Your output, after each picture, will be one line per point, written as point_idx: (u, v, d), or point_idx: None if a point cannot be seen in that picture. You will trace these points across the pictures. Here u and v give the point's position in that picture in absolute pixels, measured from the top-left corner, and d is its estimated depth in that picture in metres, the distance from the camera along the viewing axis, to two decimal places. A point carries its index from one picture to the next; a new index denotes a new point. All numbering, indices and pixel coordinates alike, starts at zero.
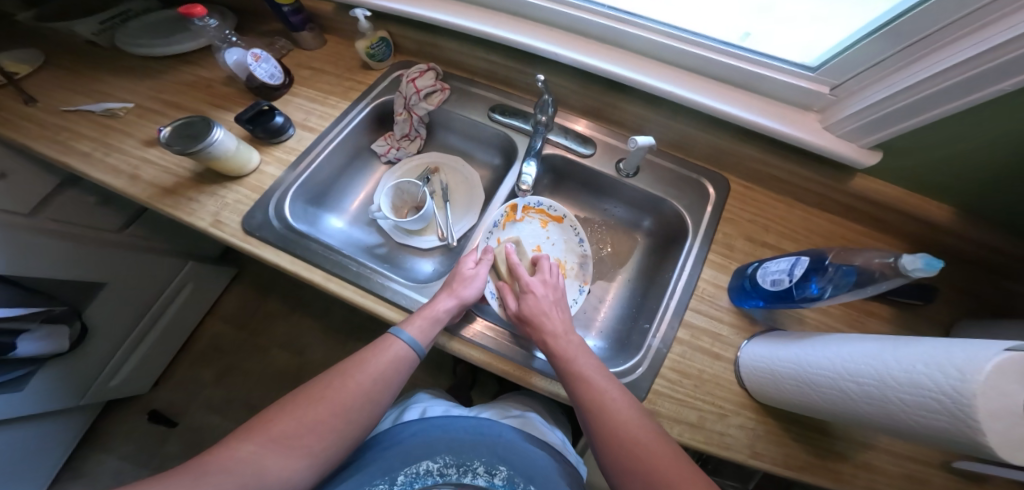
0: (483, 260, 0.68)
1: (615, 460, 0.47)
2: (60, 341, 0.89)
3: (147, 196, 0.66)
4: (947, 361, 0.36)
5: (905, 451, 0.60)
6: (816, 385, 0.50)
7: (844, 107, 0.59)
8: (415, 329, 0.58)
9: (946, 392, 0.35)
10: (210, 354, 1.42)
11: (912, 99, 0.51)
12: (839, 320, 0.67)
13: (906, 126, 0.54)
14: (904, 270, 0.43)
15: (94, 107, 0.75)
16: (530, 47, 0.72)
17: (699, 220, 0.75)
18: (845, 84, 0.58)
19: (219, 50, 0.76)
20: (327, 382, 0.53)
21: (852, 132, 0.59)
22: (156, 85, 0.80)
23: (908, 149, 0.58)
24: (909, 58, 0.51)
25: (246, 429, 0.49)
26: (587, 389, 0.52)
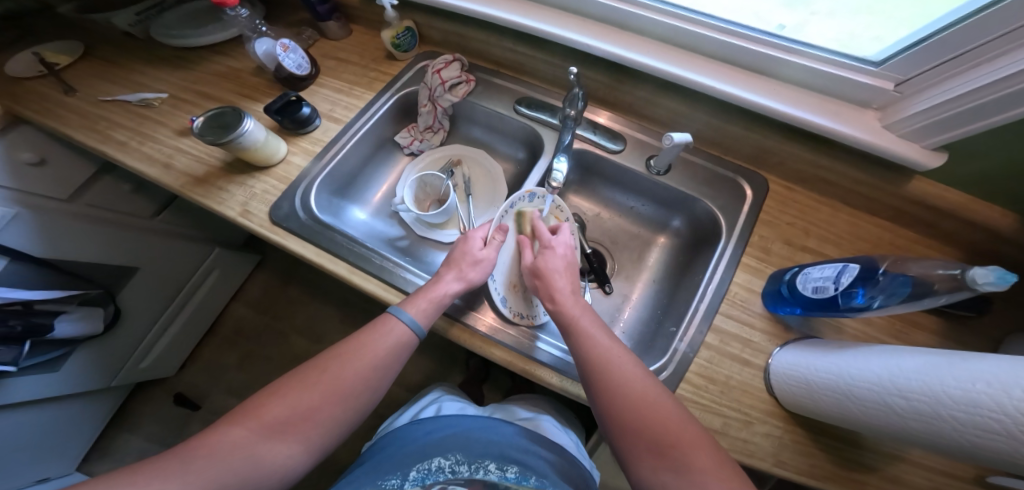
0: (493, 242, 0.66)
1: (631, 440, 0.45)
2: (95, 323, 0.93)
3: (178, 184, 0.67)
4: (1015, 383, 0.33)
5: (945, 469, 0.57)
6: (858, 399, 0.47)
7: (909, 105, 0.55)
8: (418, 312, 0.57)
9: (1012, 415, 0.32)
10: (233, 339, 1.46)
11: (985, 100, 0.47)
12: (880, 331, 0.63)
13: (978, 127, 0.49)
14: (973, 283, 0.40)
15: (130, 97, 0.76)
16: (560, 38, 0.69)
17: (733, 221, 0.72)
18: (911, 80, 0.54)
19: (249, 41, 0.76)
20: (323, 366, 0.53)
21: (917, 131, 0.55)
22: (187, 74, 0.81)
23: (977, 149, 0.53)
24: (985, 55, 0.46)
25: (237, 417, 0.48)
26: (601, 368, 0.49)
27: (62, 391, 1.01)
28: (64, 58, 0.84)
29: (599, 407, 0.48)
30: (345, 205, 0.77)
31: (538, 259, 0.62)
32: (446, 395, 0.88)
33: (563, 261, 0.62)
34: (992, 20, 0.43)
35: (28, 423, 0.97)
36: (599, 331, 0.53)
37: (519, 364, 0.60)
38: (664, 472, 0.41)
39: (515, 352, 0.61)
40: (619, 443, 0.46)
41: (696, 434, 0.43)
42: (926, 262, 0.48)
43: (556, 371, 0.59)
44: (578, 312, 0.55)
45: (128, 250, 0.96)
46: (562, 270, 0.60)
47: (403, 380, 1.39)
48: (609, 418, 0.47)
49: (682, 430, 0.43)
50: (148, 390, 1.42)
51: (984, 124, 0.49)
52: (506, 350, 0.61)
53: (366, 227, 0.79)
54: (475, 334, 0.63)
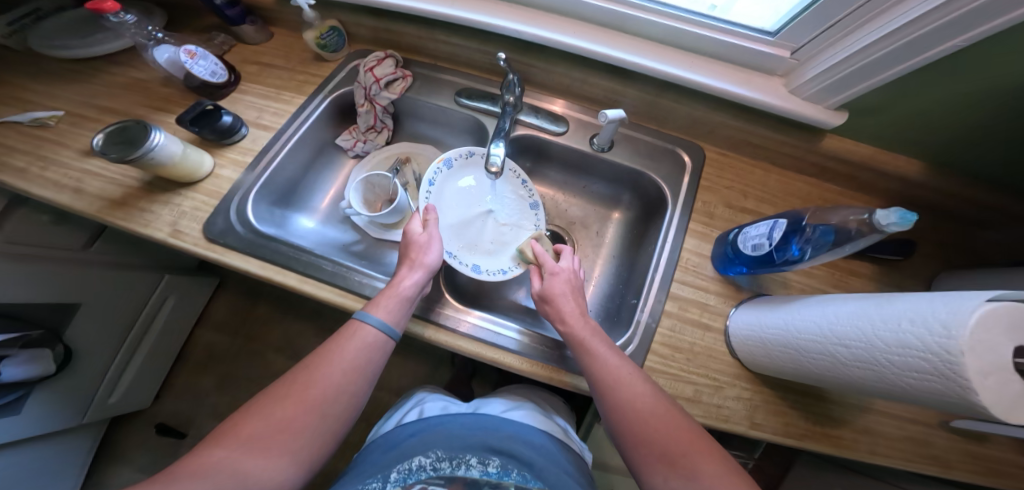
0: (429, 220, 0.65)
1: (639, 450, 0.47)
2: (46, 365, 0.88)
3: (95, 210, 0.63)
4: (932, 316, 0.35)
5: (904, 413, 0.61)
6: (805, 351, 0.49)
7: (807, 70, 0.58)
8: (381, 311, 0.56)
9: (937, 353, 0.34)
10: (202, 367, 1.41)
11: (869, 60, 0.50)
12: (823, 281, 0.66)
13: (866, 86, 0.53)
14: (879, 226, 0.42)
15: (21, 118, 0.71)
16: (485, 24, 0.69)
17: (677, 189, 0.73)
18: (804, 47, 0.57)
19: (145, 49, 0.72)
20: (293, 379, 0.51)
21: (815, 94, 0.58)
22: (87, 90, 0.77)
23: (871, 108, 0.57)
24: (864, 18, 0.50)
25: (209, 441, 0.46)
26: (606, 373, 0.51)
27: (28, 436, 0.95)
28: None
29: (611, 420, 0.50)
30: (286, 210, 0.75)
31: (546, 283, 0.61)
32: (430, 394, 0.87)
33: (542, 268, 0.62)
34: None
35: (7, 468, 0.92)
36: (614, 357, 0.53)
37: (547, 377, 0.60)
38: (673, 480, 0.43)
39: (529, 358, 0.61)
40: (629, 451, 0.48)
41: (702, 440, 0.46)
42: (845, 211, 0.49)
43: (567, 370, 0.61)
44: (595, 337, 0.55)
45: (67, 286, 0.91)
46: (569, 292, 0.60)
47: (388, 387, 1.37)
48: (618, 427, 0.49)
49: (690, 439, 0.45)
50: (119, 430, 1.35)
51: (871, 83, 0.52)
52: (479, 342, 0.62)
53: (314, 232, 0.78)
54: (456, 335, 0.63)
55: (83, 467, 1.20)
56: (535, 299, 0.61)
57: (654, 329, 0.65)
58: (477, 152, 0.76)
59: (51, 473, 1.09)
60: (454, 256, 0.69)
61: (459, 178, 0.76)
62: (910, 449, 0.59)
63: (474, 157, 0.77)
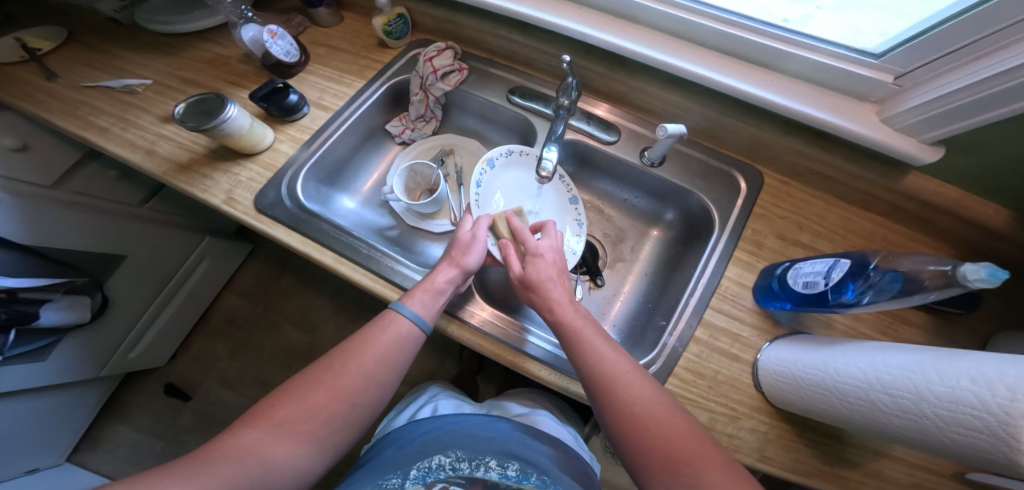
0: (479, 222, 0.65)
1: (635, 444, 0.44)
2: (82, 311, 0.92)
3: (162, 172, 0.66)
4: (996, 378, 0.33)
5: (919, 460, 0.57)
6: (842, 394, 0.47)
7: (908, 98, 0.54)
8: (417, 304, 0.57)
9: (995, 414, 0.32)
10: (225, 328, 1.46)
11: (989, 92, 0.46)
12: (870, 327, 0.63)
13: (978, 121, 0.49)
14: (963, 279, 0.39)
15: (114, 83, 0.75)
16: (555, 26, 0.68)
17: (727, 214, 0.71)
18: (912, 73, 0.53)
19: (235, 27, 0.75)
20: (327, 364, 0.52)
21: (914, 125, 0.55)
22: (176, 62, 0.80)
23: (976, 143, 0.53)
24: (988, 47, 0.46)
25: (242, 422, 0.46)
26: (593, 364, 0.50)
27: (49, 382, 1.01)
28: (45, 43, 0.82)
29: (602, 411, 0.48)
30: (332, 189, 0.76)
31: (530, 267, 0.60)
32: (444, 392, 0.88)
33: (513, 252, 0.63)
34: (997, 10, 0.42)
35: (22, 411, 0.98)
36: (603, 350, 0.51)
37: (506, 357, 0.61)
38: (676, 488, 0.40)
39: (490, 339, 0.62)
40: (624, 446, 0.45)
41: (708, 447, 0.42)
42: (918, 258, 0.48)
43: (552, 368, 0.60)
44: (577, 326, 0.54)
45: (114, 239, 0.95)
46: (555, 277, 0.59)
47: None
48: (609, 419, 0.47)
49: (689, 435, 0.43)
50: (143, 378, 1.42)
51: (984, 118, 0.48)
52: (490, 339, 0.62)
53: (353, 213, 0.79)
54: (468, 327, 0.63)
55: (83, 420, 1.27)
56: (518, 284, 0.61)
57: (678, 352, 0.64)
58: (527, 150, 0.77)
59: (56, 423, 1.15)
60: (509, 258, 0.69)
61: (502, 175, 0.75)
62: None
63: (522, 155, 0.77)
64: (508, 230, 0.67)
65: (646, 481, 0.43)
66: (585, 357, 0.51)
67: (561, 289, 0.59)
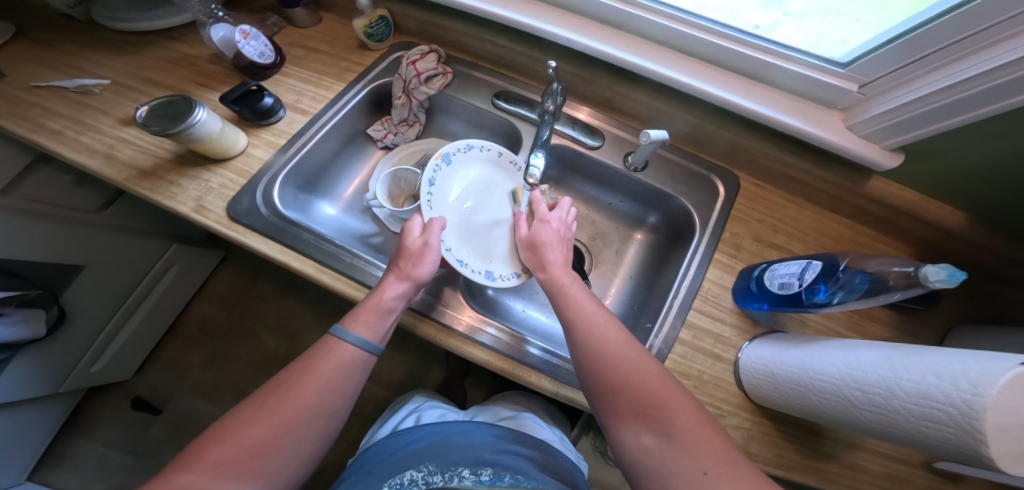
0: (431, 227, 0.61)
1: (603, 387, 0.45)
2: (37, 326, 0.85)
3: (123, 178, 0.61)
4: (958, 374, 0.35)
5: (890, 451, 0.61)
6: (819, 392, 0.49)
7: (871, 106, 0.57)
8: (362, 327, 0.55)
9: (960, 407, 0.34)
10: (194, 339, 1.39)
11: (946, 100, 0.49)
12: (841, 324, 0.66)
13: (935, 128, 0.52)
14: (925, 280, 0.42)
15: (67, 83, 0.69)
16: (541, 31, 0.68)
17: (707, 219, 0.73)
18: (874, 82, 0.56)
19: (204, 26, 0.72)
20: (264, 399, 0.49)
21: (877, 132, 0.58)
22: (136, 61, 0.75)
23: (933, 151, 0.56)
24: (944, 59, 0.49)
25: (179, 466, 0.43)
26: (572, 310, 0.52)
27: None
28: None
29: (576, 358, 0.49)
30: (310, 196, 0.73)
31: (533, 231, 0.63)
32: (426, 402, 0.85)
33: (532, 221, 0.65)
34: (956, 23, 0.45)
35: None
36: (583, 307, 0.52)
37: (511, 372, 0.60)
38: (645, 432, 0.40)
39: (496, 352, 0.61)
40: (594, 393, 0.46)
41: (678, 392, 0.42)
42: (884, 261, 0.50)
43: (548, 376, 0.60)
44: (567, 284, 0.55)
45: (68, 246, 0.88)
46: (555, 243, 0.61)
47: (381, 378, 1.36)
48: (583, 367, 0.48)
49: (659, 379, 0.43)
50: (102, 395, 1.33)
51: (942, 125, 0.51)
52: (484, 349, 0.61)
53: (331, 219, 0.76)
54: (452, 334, 0.62)
55: (41, 441, 1.17)
56: (519, 243, 0.64)
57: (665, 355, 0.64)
58: (488, 147, 0.74)
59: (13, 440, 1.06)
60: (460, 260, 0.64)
61: (460, 172, 0.72)
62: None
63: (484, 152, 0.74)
64: (528, 202, 0.69)
65: (614, 426, 0.43)
66: (569, 314, 0.52)
67: (557, 253, 0.61)
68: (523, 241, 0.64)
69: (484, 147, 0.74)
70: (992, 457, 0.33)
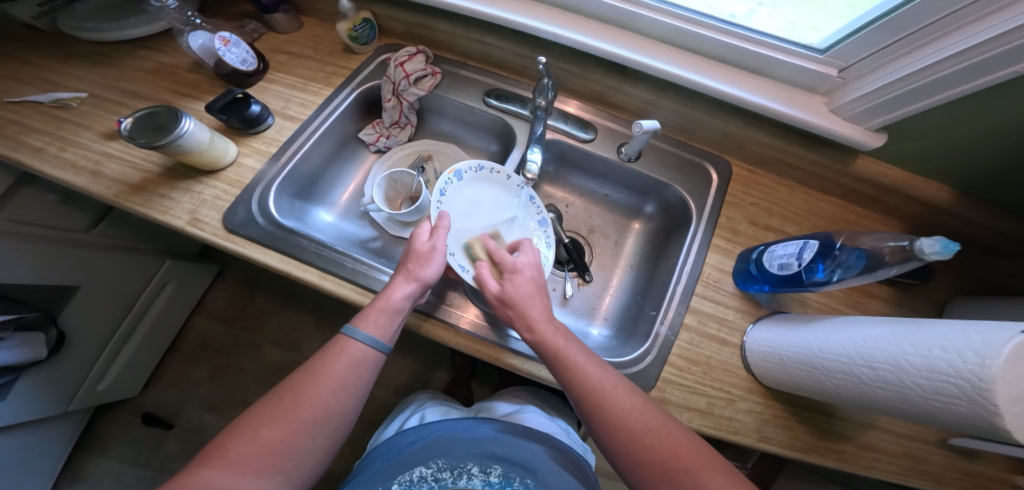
0: (439, 230, 0.61)
1: (637, 467, 0.44)
2: (39, 349, 0.86)
3: (112, 193, 0.61)
4: (965, 346, 0.35)
5: (907, 431, 0.61)
6: (828, 371, 0.49)
7: (852, 89, 0.57)
8: (371, 326, 0.54)
9: (969, 381, 0.34)
10: (199, 353, 1.39)
11: (925, 81, 0.49)
12: (841, 302, 0.66)
13: (916, 108, 0.52)
14: (921, 253, 0.41)
15: (43, 97, 0.69)
16: (525, 27, 0.68)
17: (703, 204, 0.73)
18: (853, 66, 0.56)
19: (182, 34, 0.71)
20: (281, 397, 0.49)
21: (860, 114, 0.57)
22: (112, 73, 0.75)
23: (916, 130, 0.57)
24: (919, 40, 0.49)
25: (202, 461, 0.44)
26: (584, 383, 0.49)
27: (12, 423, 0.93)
28: None
29: (601, 436, 0.47)
30: (306, 203, 0.74)
31: (507, 285, 0.57)
32: (430, 399, 0.86)
33: (520, 269, 0.60)
34: (929, 5, 0.45)
35: None
36: (593, 371, 0.49)
37: (489, 353, 0.60)
38: None
39: (479, 339, 0.61)
40: (629, 469, 0.45)
41: (706, 454, 0.43)
42: (879, 236, 0.50)
43: (525, 357, 0.60)
44: (570, 346, 0.52)
45: (64, 265, 0.87)
46: (534, 293, 0.57)
47: (387, 383, 1.36)
48: (611, 444, 0.46)
49: (688, 451, 0.43)
50: (109, 414, 1.32)
51: (921, 105, 0.51)
52: (471, 339, 0.61)
53: (330, 225, 0.76)
54: (459, 333, 0.62)
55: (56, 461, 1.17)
56: (494, 304, 0.57)
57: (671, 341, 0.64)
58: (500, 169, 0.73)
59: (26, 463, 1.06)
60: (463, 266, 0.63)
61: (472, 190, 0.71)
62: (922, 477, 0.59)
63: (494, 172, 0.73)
64: (484, 253, 0.65)
65: None
66: (577, 385, 0.49)
67: (539, 307, 0.56)
68: (498, 298, 0.57)
69: (496, 170, 0.73)
70: (1012, 430, 0.33)
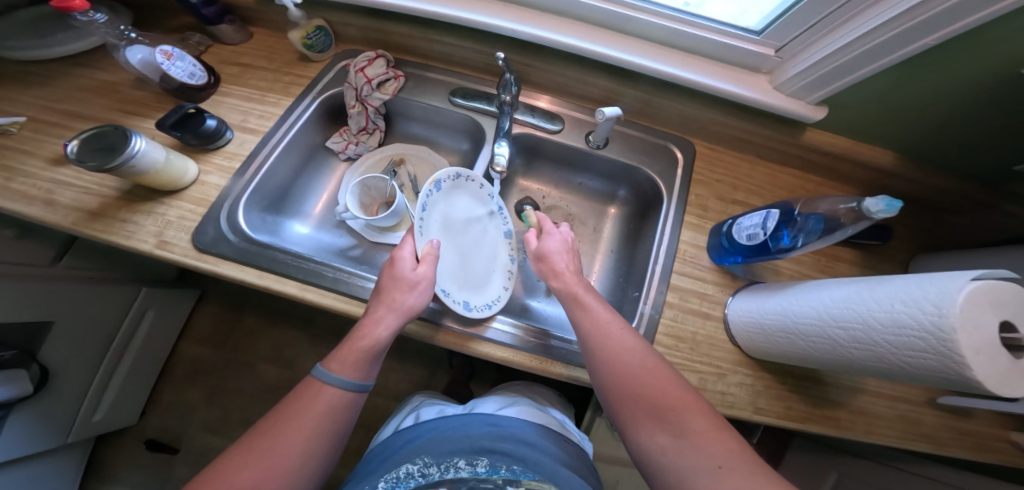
0: (427, 257, 0.58)
1: (626, 405, 0.46)
2: (24, 383, 0.84)
3: (71, 221, 0.60)
4: (922, 298, 0.36)
5: (893, 392, 0.63)
6: (805, 335, 0.50)
7: (789, 68, 0.60)
8: (348, 368, 0.52)
9: (931, 332, 0.35)
10: (190, 378, 1.36)
11: (850, 57, 0.52)
12: (813, 268, 0.68)
13: (847, 82, 0.55)
14: (869, 213, 0.43)
15: None
16: (479, 24, 0.68)
17: (672, 184, 0.74)
18: (788, 45, 0.59)
19: (117, 49, 0.70)
20: (249, 446, 0.46)
21: (800, 90, 0.60)
22: (50, 94, 0.73)
23: (854, 102, 0.59)
24: (841, 18, 0.51)
25: None
26: (589, 321, 0.52)
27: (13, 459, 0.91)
28: None
29: (595, 371, 0.50)
30: (279, 216, 0.73)
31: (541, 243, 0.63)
32: (426, 400, 0.86)
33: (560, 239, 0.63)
34: None
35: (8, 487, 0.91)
36: (607, 323, 0.51)
37: (534, 366, 0.59)
38: (660, 435, 0.42)
39: (520, 350, 0.60)
40: (616, 408, 0.47)
41: (693, 396, 0.44)
42: (831, 200, 0.52)
43: (564, 362, 0.60)
44: (590, 301, 0.54)
45: (40, 298, 0.85)
46: (563, 250, 0.61)
47: (386, 391, 1.35)
48: (602, 380, 0.48)
49: (675, 388, 0.45)
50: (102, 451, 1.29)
51: (850, 79, 0.54)
52: (495, 345, 0.60)
53: (306, 236, 0.75)
54: (447, 331, 0.61)
55: None
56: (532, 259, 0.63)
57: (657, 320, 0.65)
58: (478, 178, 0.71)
59: None
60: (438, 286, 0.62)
61: (446, 200, 0.67)
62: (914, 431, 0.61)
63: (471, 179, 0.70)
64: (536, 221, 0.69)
65: (635, 437, 0.44)
66: (590, 330, 0.51)
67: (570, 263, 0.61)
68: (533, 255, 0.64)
69: (471, 177, 0.70)
70: (978, 378, 0.34)
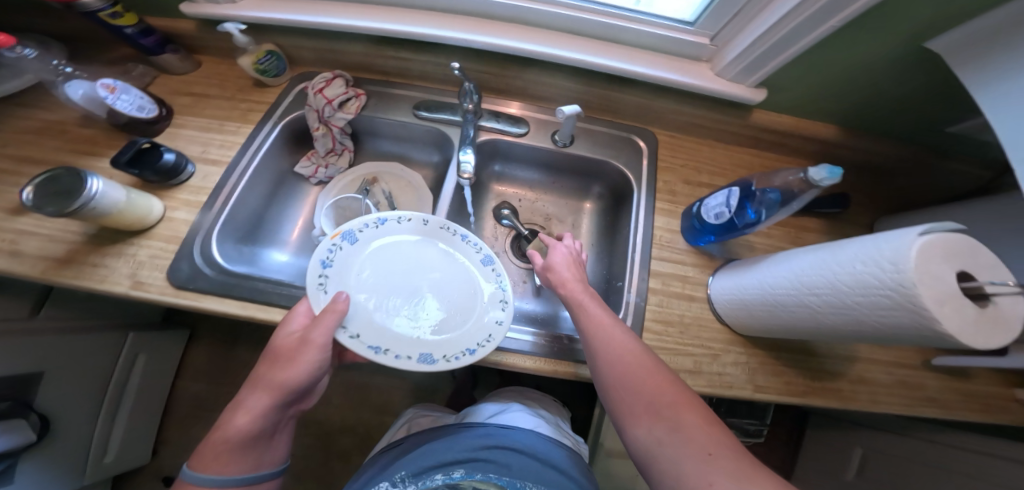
0: (320, 316, 0.51)
1: (624, 400, 0.47)
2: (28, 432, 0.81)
3: (38, 272, 0.59)
4: (880, 255, 0.38)
5: (888, 358, 0.65)
6: (783, 306, 0.52)
7: (724, 55, 0.64)
8: (213, 461, 0.46)
9: (894, 286, 0.36)
10: (189, 417, 1.33)
11: (772, 42, 0.56)
12: (782, 239, 0.70)
13: (772, 67, 0.59)
14: (814, 182, 0.45)
15: None
16: (432, 38, 0.69)
17: (640, 172, 0.76)
18: (720, 34, 0.63)
19: (53, 84, 0.71)
20: None
21: (738, 75, 0.64)
22: None
23: (789, 82, 0.63)
24: (759, 6, 0.56)
25: None
26: (596, 334, 0.52)
27: None
28: None
29: (599, 378, 0.50)
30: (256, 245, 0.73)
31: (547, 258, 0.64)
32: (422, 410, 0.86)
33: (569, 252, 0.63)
34: None
35: None
36: (616, 335, 0.51)
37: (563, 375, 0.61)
38: (656, 428, 0.42)
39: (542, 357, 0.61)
40: (616, 408, 0.47)
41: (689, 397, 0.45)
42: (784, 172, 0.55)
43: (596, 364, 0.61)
44: (595, 317, 0.54)
45: (30, 352, 0.84)
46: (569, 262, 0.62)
47: (391, 411, 1.33)
48: (603, 384, 0.49)
49: (666, 385, 0.46)
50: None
51: (774, 64, 0.58)
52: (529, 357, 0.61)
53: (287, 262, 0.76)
54: None
55: None
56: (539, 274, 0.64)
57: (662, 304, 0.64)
58: (413, 216, 0.66)
59: None
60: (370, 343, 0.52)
61: (373, 249, 0.62)
62: (905, 386, 0.64)
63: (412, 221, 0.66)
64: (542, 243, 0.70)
65: (634, 433, 0.44)
66: (606, 356, 0.50)
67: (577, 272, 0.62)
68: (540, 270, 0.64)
69: (408, 216, 0.66)
70: (951, 329, 0.34)
